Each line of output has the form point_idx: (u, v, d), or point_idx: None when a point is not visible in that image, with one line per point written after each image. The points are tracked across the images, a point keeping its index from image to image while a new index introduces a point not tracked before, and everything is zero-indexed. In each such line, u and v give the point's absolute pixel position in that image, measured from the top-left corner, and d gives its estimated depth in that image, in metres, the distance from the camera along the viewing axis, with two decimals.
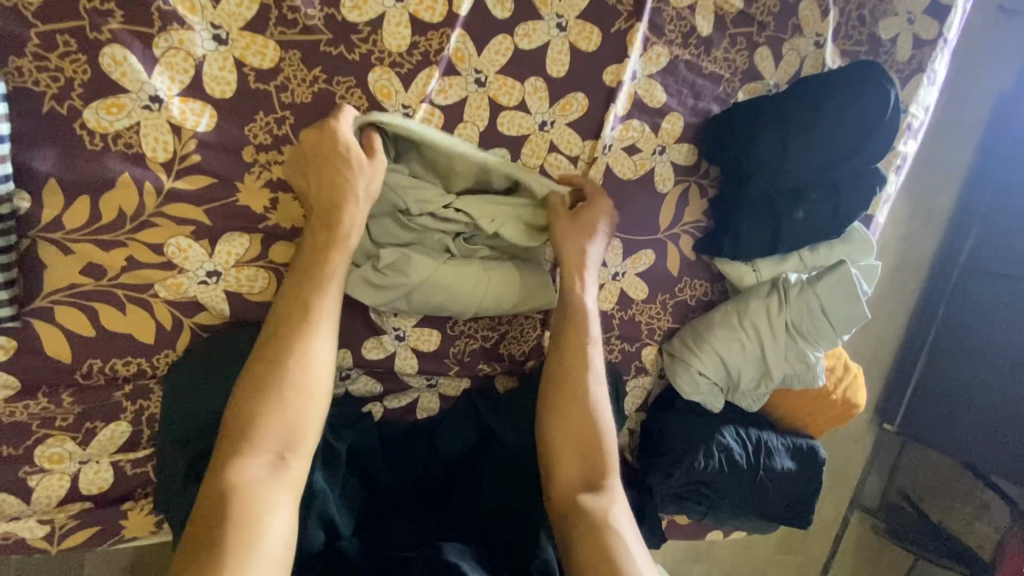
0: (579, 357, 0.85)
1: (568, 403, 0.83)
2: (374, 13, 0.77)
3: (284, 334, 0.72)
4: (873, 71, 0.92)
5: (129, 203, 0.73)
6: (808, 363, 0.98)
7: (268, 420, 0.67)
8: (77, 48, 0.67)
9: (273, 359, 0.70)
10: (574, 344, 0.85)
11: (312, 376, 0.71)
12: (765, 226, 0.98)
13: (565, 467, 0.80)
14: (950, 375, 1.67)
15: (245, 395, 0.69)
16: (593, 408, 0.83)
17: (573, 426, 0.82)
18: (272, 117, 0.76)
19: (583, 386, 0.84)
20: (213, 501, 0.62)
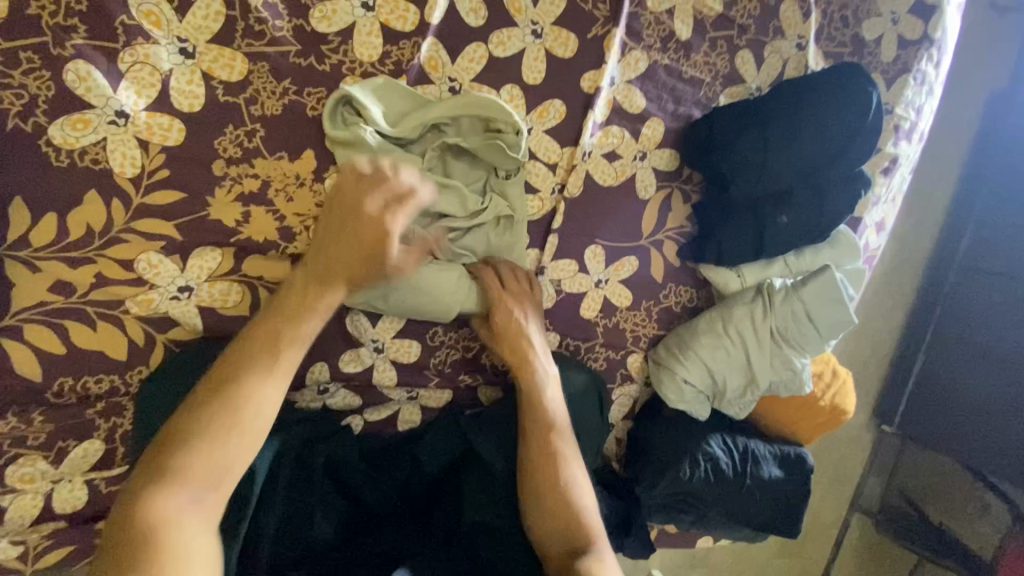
0: (545, 419, 0.86)
1: (545, 469, 0.83)
2: (343, 23, 0.76)
3: (237, 354, 0.67)
4: (856, 75, 0.91)
5: (96, 219, 0.72)
6: (794, 370, 0.96)
7: (201, 449, 0.61)
8: (40, 65, 0.66)
9: (215, 391, 0.64)
10: (540, 409, 0.86)
11: (259, 432, 0.65)
12: (748, 231, 0.97)
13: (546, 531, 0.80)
14: (947, 368, 1.67)
15: (181, 424, 0.63)
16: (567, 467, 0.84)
17: (555, 491, 0.81)
18: (242, 130, 0.75)
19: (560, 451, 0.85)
20: (124, 533, 0.55)
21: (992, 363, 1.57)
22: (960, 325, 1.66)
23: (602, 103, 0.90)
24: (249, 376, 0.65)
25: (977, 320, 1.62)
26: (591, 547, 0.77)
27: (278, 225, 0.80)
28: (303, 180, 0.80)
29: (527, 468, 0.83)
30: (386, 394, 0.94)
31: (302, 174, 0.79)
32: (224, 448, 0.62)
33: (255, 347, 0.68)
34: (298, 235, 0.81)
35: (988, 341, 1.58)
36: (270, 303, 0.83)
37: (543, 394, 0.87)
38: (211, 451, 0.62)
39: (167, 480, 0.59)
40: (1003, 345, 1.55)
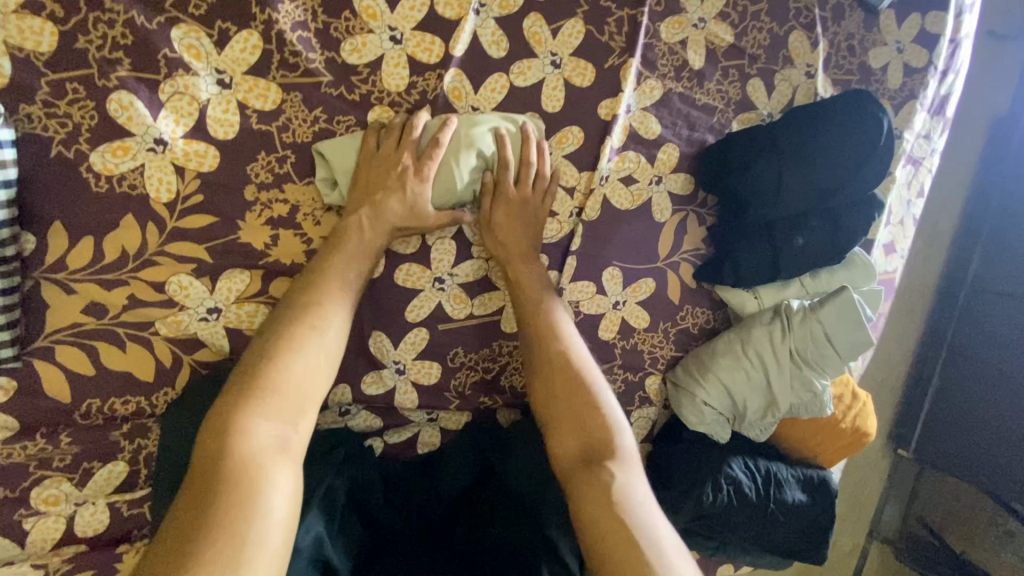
0: (549, 329, 0.87)
1: (553, 372, 0.84)
2: (373, 55, 0.79)
3: (302, 307, 0.76)
4: (867, 99, 0.92)
5: (132, 242, 0.74)
6: (814, 392, 0.95)
7: (279, 380, 0.69)
8: (85, 95, 0.70)
9: (289, 329, 0.73)
10: (543, 322, 0.87)
11: (326, 362, 0.74)
12: (765, 253, 0.97)
13: (560, 435, 0.80)
14: (959, 391, 1.66)
15: (256, 363, 0.70)
16: (577, 369, 0.84)
17: (565, 391, 0.82)
18: (273, 156, 0.78)
19: (565, 356, 0.85)
20: (216, 461, 0.60)
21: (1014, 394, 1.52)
22: (977, 352, 1.63)
23: (619, 131, 0.93)
24: (326, 307, 0.77)
25: (1001, 351, 1.57)
26: (604, 443, 0.77)
27: (306, 248, 0.83)
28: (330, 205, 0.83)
29: (538, 370, 0.85)
30: (406, 415, 0.94)
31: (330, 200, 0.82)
32: (298, 384, 0.70)
33: (319, 296, 0.77)
34: None
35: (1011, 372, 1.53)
36: None
37: (548, 304, 0.88)
38: (292, 375, 0.70)
39: (250, 410, 0.65)
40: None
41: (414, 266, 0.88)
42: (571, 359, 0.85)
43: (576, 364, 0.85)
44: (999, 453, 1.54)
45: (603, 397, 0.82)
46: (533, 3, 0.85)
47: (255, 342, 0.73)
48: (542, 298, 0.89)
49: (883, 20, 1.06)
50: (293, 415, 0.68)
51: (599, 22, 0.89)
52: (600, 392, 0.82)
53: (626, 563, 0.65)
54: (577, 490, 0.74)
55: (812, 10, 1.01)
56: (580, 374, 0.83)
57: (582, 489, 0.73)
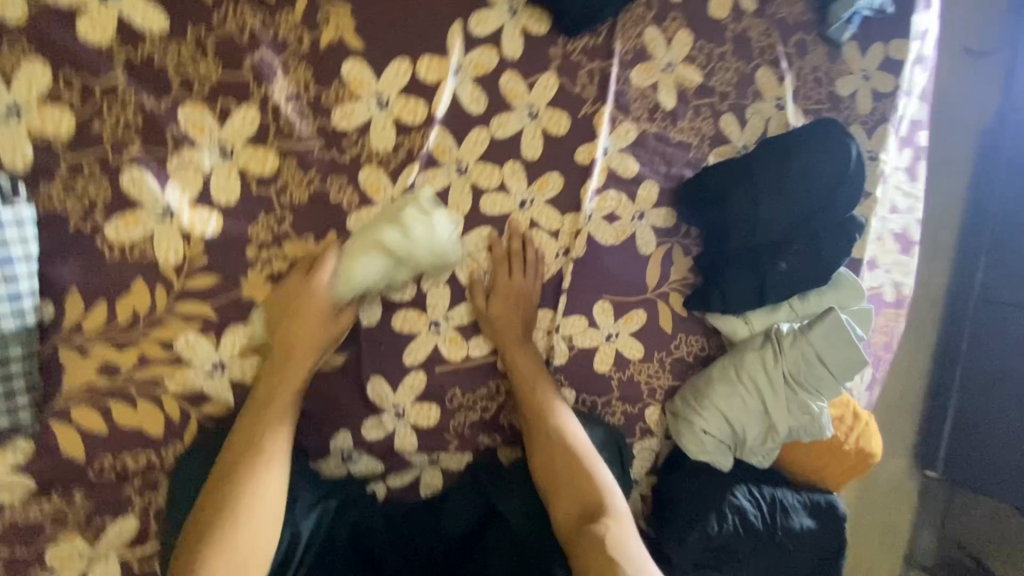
0: (542, 398, 0.93)
1: (549, 441, 0.90)
2: (362, 119, 0.86)
3: (253, 433, 0.79)
4: (833, 127, 0.96)
5: (143, 304, 0.79)
6: (812, 415, 0.95)
7: (233, 519, 0.73)
8: (100, 173, 0.76)
9: (241, 457, 0.77)
10: (536, 390, 0.94)
11: (279, 490, 0.77)
12: (751, 278, 0.99)
13: (558, 500, 0.85)
14: (981, 406, 1.63)
15: (213, 502, 0.74)
16: (568, 433, 0.90)
17: (560, 456, 0.88)
18: (272, 217, 0.84)
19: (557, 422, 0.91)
20: None
21: None
22: (992, 363, 1.61)
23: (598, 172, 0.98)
24: (272, 431, 0.80)
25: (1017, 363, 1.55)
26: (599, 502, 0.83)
27: None
28: None
29: (533, 438, 0.91)
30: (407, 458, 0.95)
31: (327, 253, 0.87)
32: (251, 519, 0.73)
33: (267, 419, 0.80)
34: None
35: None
36: None
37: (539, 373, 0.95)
38: (247, 512, 0.74)
39: (207, 558, 0.69)
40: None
41: (410, 311, 0.92)
42: (563, 425, 0.91)
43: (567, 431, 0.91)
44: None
45: (594, 460, 0.88)
46: (508, 61, 0.92)
47: (235, 428, 0.81)
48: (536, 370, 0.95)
49: (847, 51, 1.11)
50: (247, 554, 0.72)
51: (571, 73, 0.95)
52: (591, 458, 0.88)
53: None
54: (575, 552, 0.77)
55: (775, 48, 1.06)
56: (574, 442, 0.89)
57: (579, 546, 0.76)
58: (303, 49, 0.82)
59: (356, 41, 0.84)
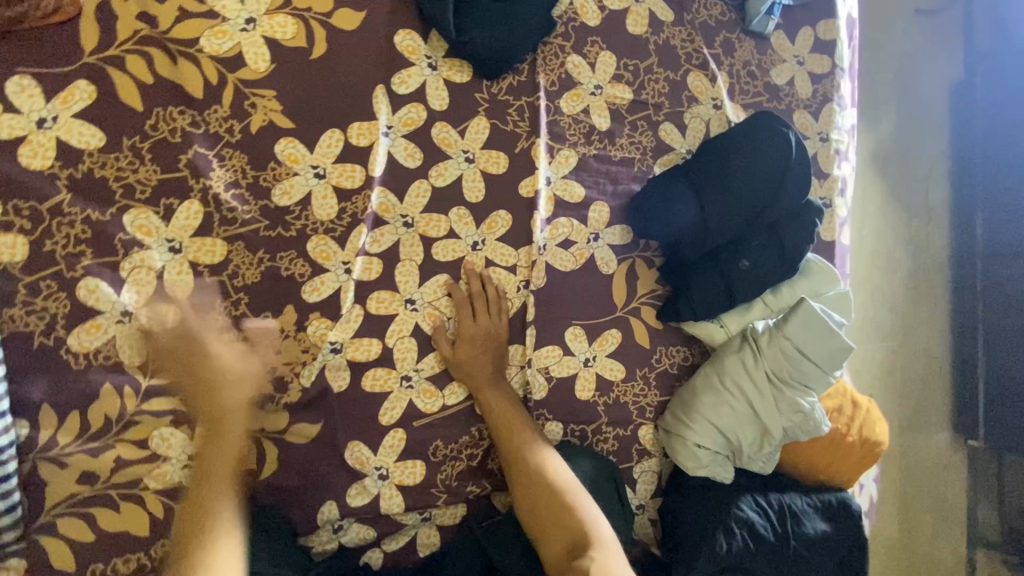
0: (515, 434, 0.91)
1: (530, 479, 0.88)
2: (301, 193, 0.88)
3: None
4: (767, 120, 0.96)
5: (114, 407, 0.81)
6: (804, 412, 0.91)
7: None
8: (57, 288, 0.79)
9: None
10: (509, 426, 0.92)
11: None
12: (716, 281, 0.97)
13: (545, 539, 0.84)
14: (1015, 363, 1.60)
15: None
16: (546, 467, 0.88)
17: (541, 493, 0.86)
18: (229, 301, 0.86)
19: (533, 457, 0.89)
20: None
21: None
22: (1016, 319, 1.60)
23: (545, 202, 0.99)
24: None
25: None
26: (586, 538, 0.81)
27: (273, 376, 0.88)
28: (288, 331, 0.89)
29: (513, 476, 0.89)
30: (400, 517, 0.94)
31: (287, 327, 0.88)
32: None
33: None
34: (289, 384, 0.89)
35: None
36: (274, 451, 0.88)
37: (512, 406, 0.93)
38: None
39: None
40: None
41: (379, 370, 0.92)
42: (539, 459, 0.89)
43: (545, 465, 0.89)
44: None
45: (577, 492, 0.86)
46: (436, 113, 0.94)
47: None
48: (508, 407, 0.93)
49: (775, 41, 1.11)
50: None
51: (501, 112, 0.98)
52: (574, 492, 0.87)
53: None
54: None
55: (701, 51, 1.07)
56: (555, 477, 0.88)
57: None
58: (235, 138, 0.86)
59: (286, 121, 0.88)
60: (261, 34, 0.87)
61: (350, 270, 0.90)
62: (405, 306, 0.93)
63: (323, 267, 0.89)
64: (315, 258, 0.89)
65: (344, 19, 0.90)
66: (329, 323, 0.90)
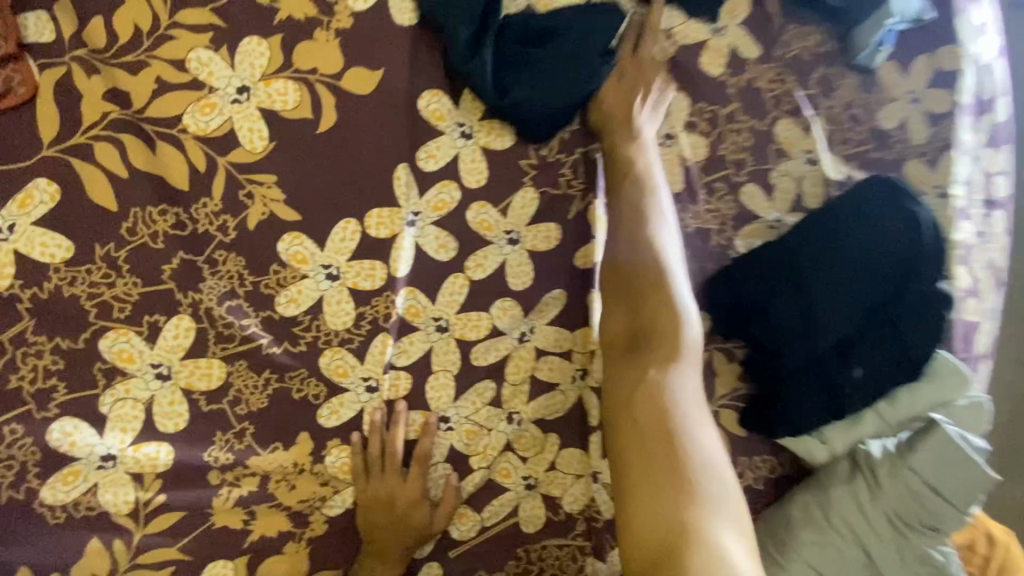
0: (643, 276, 0.69)
1: (649, 330, 0.66)
2: (311, 300, 0.73)
3: None
4: (884, 190, 0.78)
5: (100, 568, 0.68)
6: (934, 565, 0.73)
7: None
8: (24, 432, 0.65)
9: None
10: (640, 289, 0.69)
11: None
12: (819, 393, 0.79)
13: (613, 346, 0.69)
14: None
15: None
16: (677, 341, 0.64)
17: (654, 350, 0.64)
18: (231, 433, 0.71)
19: (661, 292, 0.67)
20: None
21: None
22: None
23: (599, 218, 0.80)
24: None
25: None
26: (671, 433, 0.58)
27: (287, 516, 0.74)
28: (302, 465, 0.74)
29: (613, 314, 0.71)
30: None
31: (301, 460, 0.74)
32: None
33: None
34: (312, 517, 0.75)
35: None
36: None
37: (665, 270, 0.68)
38: None
39: None
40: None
41: None
42: (671, 316, 0.65)
43: (677, 332, 0.65)
44: None
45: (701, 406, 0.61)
46: (472, 190, 0.77)
47: None
48: (659, 268, 0.69)
49: (883, 76, 0.89)
50: None
51: (551, 181, 0.80)
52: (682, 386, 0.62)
53: (643, 519, 0.55)
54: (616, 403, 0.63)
55: (793, 93, 0.87)
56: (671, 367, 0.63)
57: (625, 421, 0.61)
58: (230, 237, 0.70)
59: (290, 213, 0.72)
60: (257, 105, 0.71)
61: (373, 387, 0.75)
62: (438, 426, 0.77)
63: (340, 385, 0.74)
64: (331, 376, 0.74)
65: (359, 81, 0.73)
66: (351, 451, 0.75)
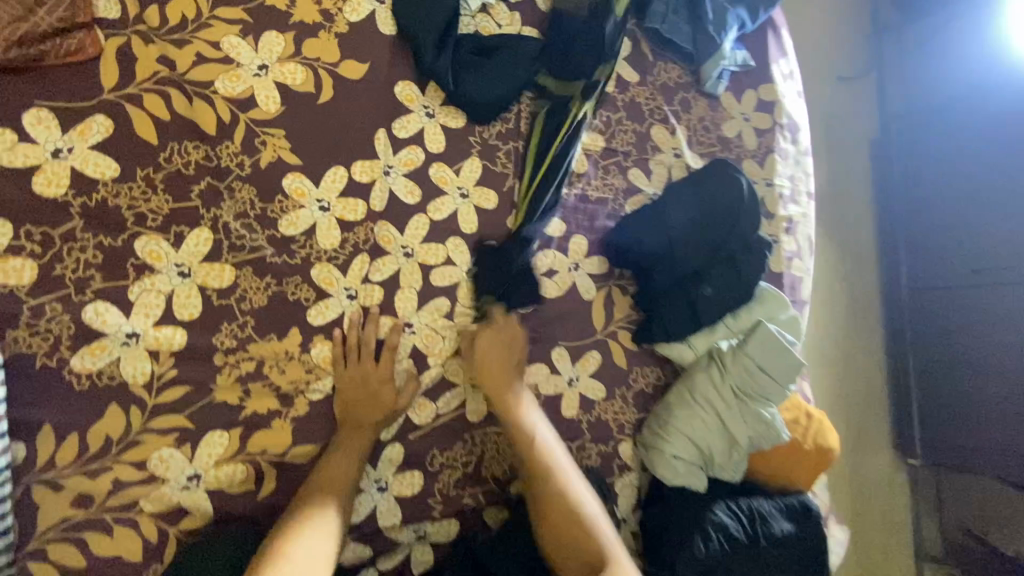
0: (524, 434, 0.96)
1: (525, 450, 0.96)
2: (307, 224, 0.94)
3: None
4: (721, 167, 1.12)
5: (116, 428, 0.82)
6: (766, 421, 1.02)
7: None
8: (63, 310, 0.81)
9: None
10: (543, 472, 0.94)
11: None
12: (683, 306, 1.10)
13: (541, 509, 0.93)
14: (944, 385, 1.76)
15: None
16: (534, 436, 0.96)
17: (551, 491, 0.92)
18: (235, 324, 0.89)
19: (528, 439, 0.96)
20: None
21: (996, 380, 1.64)
22: (936, 343, 1.78)
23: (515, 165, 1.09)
24: None
25: (966, 337, 1.70)
26: (585, 521, 0.90)
27: (277, 396, 0.91)
28: (292, 354, 0.92)
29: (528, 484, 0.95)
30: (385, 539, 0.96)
31: (291, 350, 0.92)
32: None
33: None
34: (296, 399, 0.93)
35: (986, 355, 1.65)
36: (273, 471, 0.91)
37: (532, 424, 0.98)
38: None
39: None
40: (1016, 357, 1.59)
41: None
42: (535, 443, 0.96)
43: (535, 445, 0.96)
44: (1010, 437, 1.61)
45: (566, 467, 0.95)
46: (433, 155, 1.04)
47: None
48: (550, 458, 0.95)
49: (724, 100, 1.28)
50: None
51: (492, 154, 1.08)
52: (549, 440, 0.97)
53: None
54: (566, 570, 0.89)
55: (663, 107, 1.22)
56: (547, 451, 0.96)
57: None
58: (246, 172, 0.91)
59: (294, 158, 0.94)
60: (274, 79, 0.95)
61: (352, 295, 0.96)
62: (404, 330, 0.99)
63: (327, 293, 0.94)
64: (321, 286, 0.94)
65: (352, 69, 0.99)
66: (334, 346, 0.94)
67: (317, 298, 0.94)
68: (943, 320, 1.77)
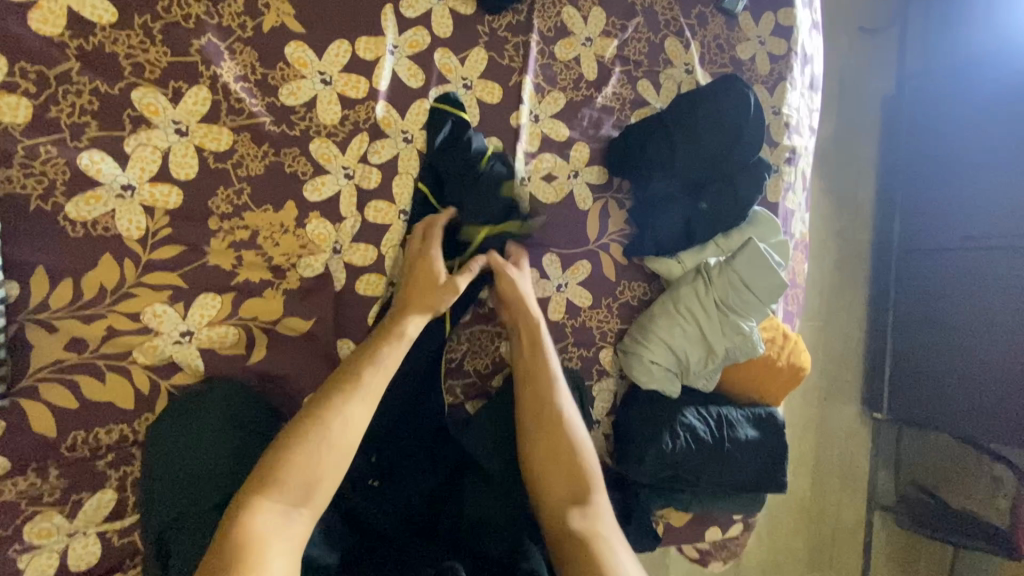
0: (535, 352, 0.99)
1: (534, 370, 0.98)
2: (307, 96, 0.93)
3: None
4: (731, 80, 1.09)
5: (111, 278, 0.83)
6: (744, 334, 1.08)
7: None
8: (58, 154, 0.80)
9: None
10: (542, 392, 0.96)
11: None
12: (677, 221, 1.12)
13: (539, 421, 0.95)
14: (921, 344, 1.80)
15: None
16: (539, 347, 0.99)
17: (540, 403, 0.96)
18: (231, 190, 0.89)
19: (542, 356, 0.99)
20: None
21: (969, 342, 1.67)
22: (921, 303, 1.80)
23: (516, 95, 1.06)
24: None
25: (952, 298, 1.72)
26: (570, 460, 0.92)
27: (270, 266, 0.92)
28: (287, 226, 0.92)
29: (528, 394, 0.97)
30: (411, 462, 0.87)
31: (286, 222, 0.92)
32: None
33: None
34: (288, 272, 0.93)
35: (973, 312, 1.66)
36: (264, 339, 0.93)
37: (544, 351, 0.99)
38: None
39: None
40: (1001, 319, 1.60)
41: (373, 276, 0.98)
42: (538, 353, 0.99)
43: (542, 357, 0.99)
44: (975, 396, 1.65)
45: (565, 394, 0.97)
46: (439, 40, 1.01)
47: None
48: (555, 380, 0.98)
49: (742, 20, 1.25)
50: None
51: (498, 47, 1.05)
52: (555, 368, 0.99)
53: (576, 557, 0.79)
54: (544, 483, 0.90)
55: (678, 20, 1.19)
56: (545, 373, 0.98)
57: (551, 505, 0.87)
58: (247, 34, 0.89)
59: (297, 26, 0.92)
60: None
61: (349, 175, 0.96)
62: (400, 217, 0.99)
63: (322, 170, 0.94)
64: (318, 162, 0.94)
65: None
66: (328, 224, 0.95)
67: (314, 174, 0.93)
68: (932, 279, 1.78)
